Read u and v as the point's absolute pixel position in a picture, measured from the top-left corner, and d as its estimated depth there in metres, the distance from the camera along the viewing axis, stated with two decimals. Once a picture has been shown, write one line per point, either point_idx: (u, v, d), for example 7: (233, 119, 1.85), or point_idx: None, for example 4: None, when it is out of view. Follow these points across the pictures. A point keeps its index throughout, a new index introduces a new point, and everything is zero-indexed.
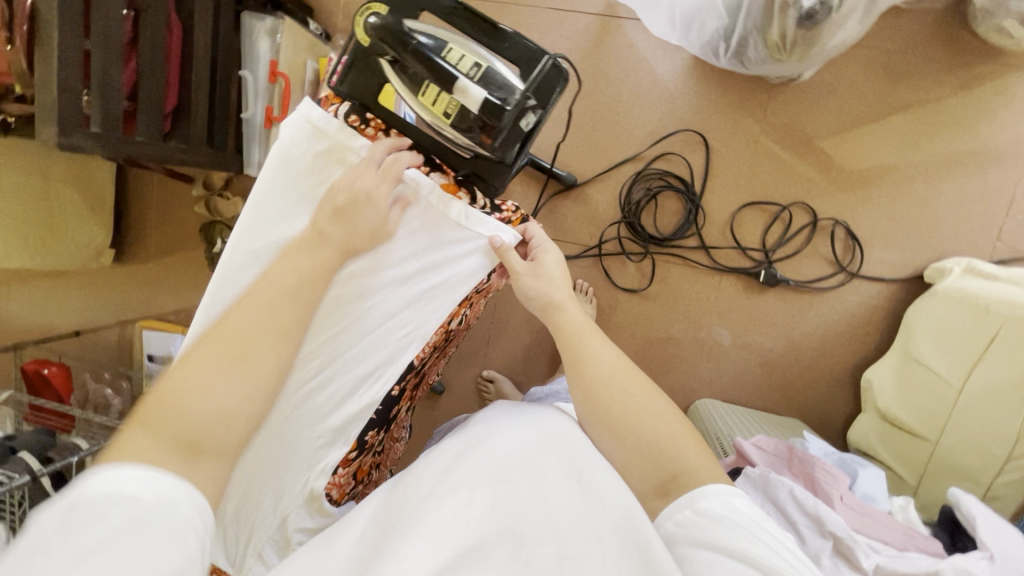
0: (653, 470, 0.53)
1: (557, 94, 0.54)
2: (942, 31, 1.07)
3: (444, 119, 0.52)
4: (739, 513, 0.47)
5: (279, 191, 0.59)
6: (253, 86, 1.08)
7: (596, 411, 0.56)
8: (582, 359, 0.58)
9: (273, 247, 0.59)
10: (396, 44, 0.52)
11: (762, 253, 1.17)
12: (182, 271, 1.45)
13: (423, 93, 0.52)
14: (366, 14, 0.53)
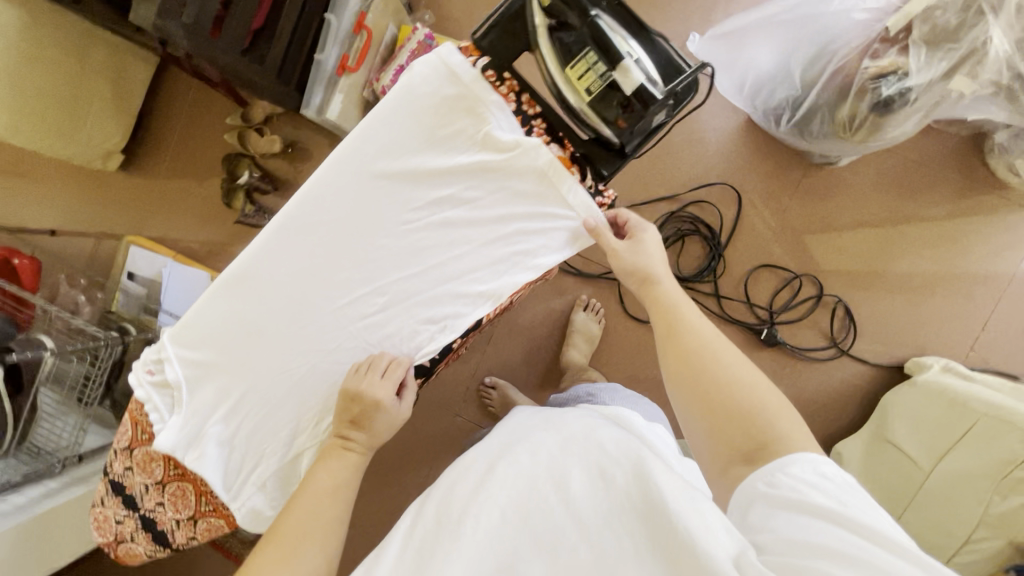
0: (739, 436, 0.52)
1: (688, 102, 0.58)
2: (961, 155, 1.20)
3: (583, 96, 0.56)
4: (831, 479, 0.46)
5: (396, 121, 0.59)
6: (335, 30, 1.07)
7: (687, 375, 0.56)
8: (678, 325, 0.59)
9: (376, 176, 0.60)
10: (563, 13, 0.55)
11: (767, 312, 1.24)
12: (192, 196, 1.40)
13: (573, 66, 0.55)
14: None
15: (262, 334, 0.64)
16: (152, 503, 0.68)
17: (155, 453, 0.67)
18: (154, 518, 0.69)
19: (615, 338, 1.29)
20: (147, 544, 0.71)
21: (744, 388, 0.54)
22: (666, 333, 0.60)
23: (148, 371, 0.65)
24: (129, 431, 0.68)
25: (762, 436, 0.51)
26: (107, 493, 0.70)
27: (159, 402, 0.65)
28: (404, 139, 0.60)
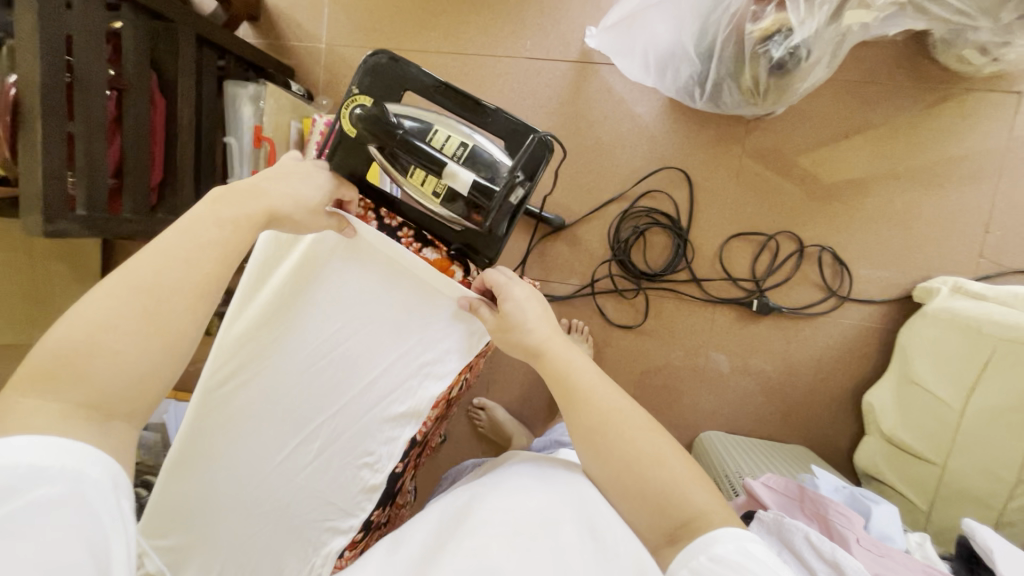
0: (660, 513, 0.53)
1: (544, 167, 0.55)
2: (905, 60, 1.10)
3: (434, 199, 0.54)
4: (751, 558, 0.46)
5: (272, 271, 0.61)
6: (238, 150, 1.10)
7: (598, 454, 0.55)
8: (583, 403, 0.56)
9: (271, 329, 0.62)
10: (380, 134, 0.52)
11: (753, 282, 1.18)
12: None
13: (412, 175, 0.53)
14: (352, 105, 0.57)
15: (207, 520, 0.62)
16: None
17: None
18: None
19: (609, 352, 1.25)
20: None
21: (653, 458, 0.54)
22: (569, 417, 0.57)
23: None
24: None
25: (677, 511, 0.52)
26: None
27: None
28: (284, 291, 0.62)
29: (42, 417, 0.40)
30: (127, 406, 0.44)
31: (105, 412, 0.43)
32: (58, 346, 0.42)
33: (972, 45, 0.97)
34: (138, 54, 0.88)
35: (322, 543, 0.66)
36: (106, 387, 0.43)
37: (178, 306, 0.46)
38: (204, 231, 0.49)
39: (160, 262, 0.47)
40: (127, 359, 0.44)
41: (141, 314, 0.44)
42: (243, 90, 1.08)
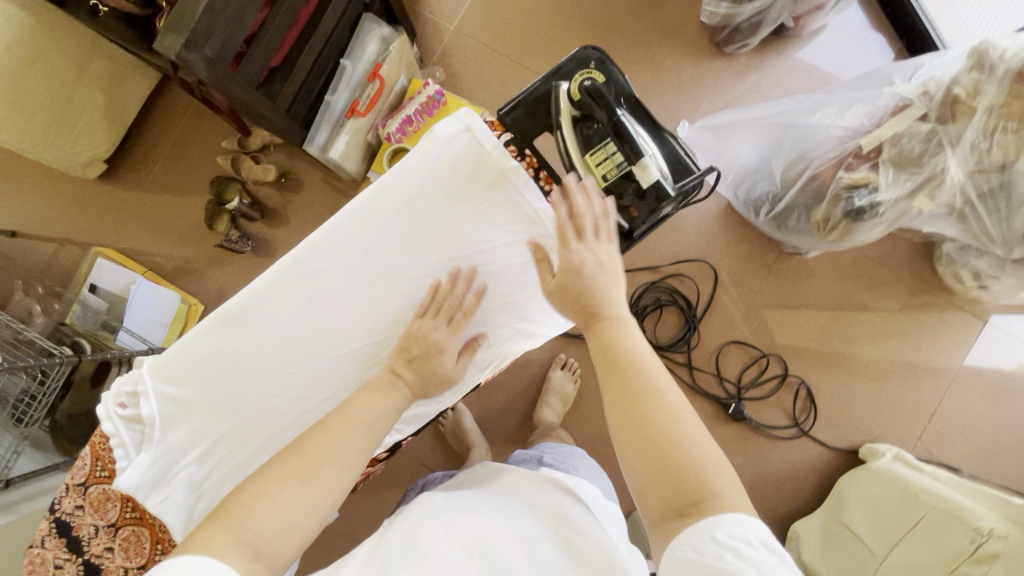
0: (671, 489, 0.48)
1: (691, 198, 0.66)
2: (912, 259, 1.31)
3: (600, 180, 0.63)
4: (740, 549, 0.43)
5: (421, 180, 0.67)
6: (349, 75, 1.12)
7: (621, 420, 0.52)
8: (628, 367, 0.54)
9: (392, 231, 0.67)
10: (589, 108, 0.63)
11: (735, 387, 1.29)
12: (175, 214, 1.37)
13: (592, 154, 0.63)
14: (583, 77, 0.63)
15: (246, 372, 0.67)
16: (96, 551, 0.64)
17: (112, 492, 0.65)
18: (99, 565, 0.64)
19: (590, 400, 1.30)
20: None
21: (681, 433, 0.50)
22: (609, 377, 0.54)
23: (120, 403, 0.65)
24: (88, 466, 0.66)
25: (692, 488, 0.48)
26: (50, 535, 0.65)
27: (127, 436, 0.65)
28: (423, 201, 0.67)
29: (213, 543, 0.44)
30: (276, 548, 0.47)
31: (255, 547, 0.46)
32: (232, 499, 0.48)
33: (970, 268, 1.17)
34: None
35: None
36: (265, 533, 0.47)
37: (330, 469, 0.51)
38: (348, 430, 0.55)
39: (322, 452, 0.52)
40: (280, 505, 0.48)
41: (301, 473, 0.50)
42: (377, 28, 1.13)
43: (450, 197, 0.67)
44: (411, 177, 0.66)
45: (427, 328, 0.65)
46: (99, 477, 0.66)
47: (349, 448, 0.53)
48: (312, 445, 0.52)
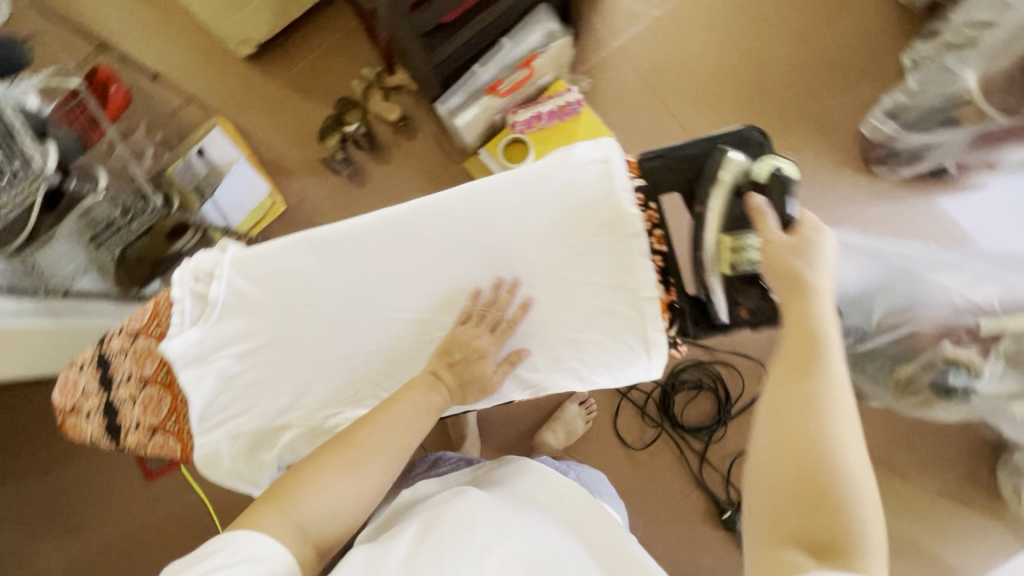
0: (812, 527, 0.45)
1: None
2: (976, 453, 1.21)
3: (723, 265, 0.59)
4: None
5: (534, 187, 0.62)
6: (503, 54, 1.13)
7: (789, 419, 0.49)
8: (817, 373, 0.50)
9: (488, 224, 0.63)
10: (763, 193, 0.57)
11: (738, 497, 1.23)
12: (296, 116, 1.43)
13: (731, 236, 0.58)
14: (780, 163, 0.58)
15: (300, 300, 0.64)
16: (119, 396, 0.66)
17: (155, 350, 0.66)
18: (116, 408, 0.66)
19: (592, 446, 1.28)
20: (97, 429, 0.66)
21: (844, 471, 0.46)
22: (793, 372, 0.50)
23: (194, 277, 0.66)
24: (145, 318, 0.67)
25: (834, 532, 0.44)
26: (89, 363, 0.68)
27: (187, 309, 0.65)
28: (531, 205, 0.62)
29: (272, 530, 0.48)
30: (328, 535, 0.50)
31: (308, 534, 0.49)
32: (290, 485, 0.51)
33: None
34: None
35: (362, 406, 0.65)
36: (315, 523, 0.50)
37: (376, 459, 0.54)
38: (399, 414, 0.57)
39: (359, 453, 0.53)
40: (332, 490, 0.51)
41: (349, 460, 0.53)
42: (545, 21, 1.14)
43: (562, 219, 0.62)
44: (533, 183, 0.62)
45: (469, 333, 0.62)
46: (149, 330, 0.67)
47: (379, 451, 0.54)
48: (360, 436, 0.55)
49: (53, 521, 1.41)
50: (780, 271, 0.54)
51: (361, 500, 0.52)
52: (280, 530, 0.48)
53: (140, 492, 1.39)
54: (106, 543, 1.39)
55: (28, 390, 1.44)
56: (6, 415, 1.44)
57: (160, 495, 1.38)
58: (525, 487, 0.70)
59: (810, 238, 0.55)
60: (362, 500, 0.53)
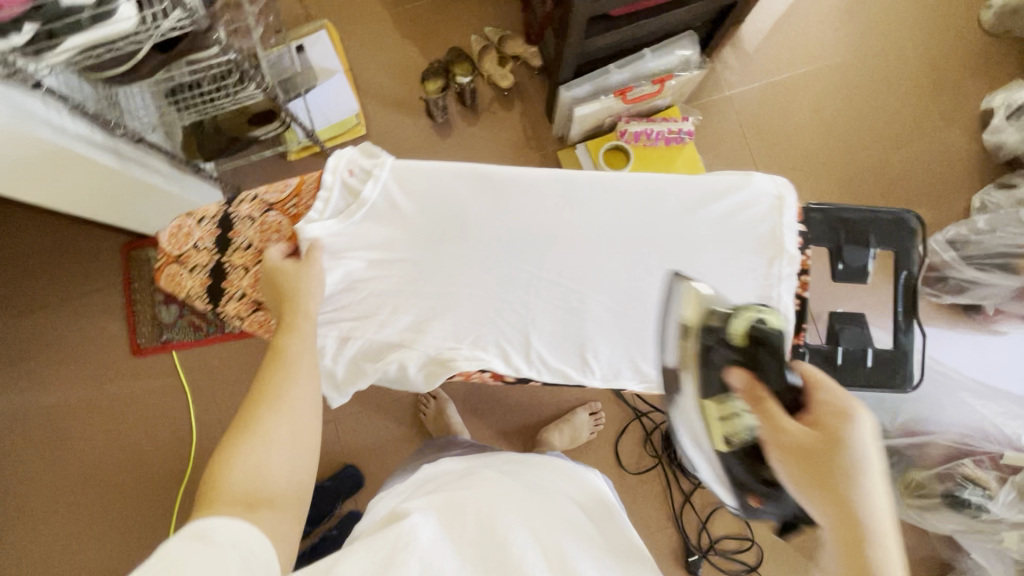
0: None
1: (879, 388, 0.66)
2: None
3: (722, 439, 0.49)
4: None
5: (706, 200, 0.64)
6: (642, 64, 1.16)
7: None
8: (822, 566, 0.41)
9: (652, 217, 0.64)
10: (765, 353, 0.51)
11: (708, 544, 1.27)
12: (404, 49, 1.41)
13: (718, 403, 0.50)
14: (758, 315, 0.52)
15: (451, 227, 0.64)
16: (232, 262, 0.63)
17: (285, 228, 0.64)
18: (225, 273, 0.64)
19: (589, 457, 1.30)
20: (198, 286, 0.64)
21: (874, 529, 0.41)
22: (847, 540, 0.40)
23: (350, 169, 0.64)
24: (284, 193, 0.64)
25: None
26: (210, 218, 0.64)
27: (333, 198, 0.64)
28: (698, 213, 0.64)
29: (225, 509, 0.45)
30: (270, 500, 0.48)
31: (250, 506, 0.46)
32: (213, 479, 0.48)
33: None
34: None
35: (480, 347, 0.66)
36: (250, 491, 0.48)
37: (273, 423, 0.52)
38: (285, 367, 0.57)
39: (267, 422, 0.52)
40: (244, 465, 0.49)
41: (263, 423, 0.52)
42: (689, 46, 1.17)
43: (725, 237, 0.64)
44: (707, 195, 0.64)
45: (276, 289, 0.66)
46: (285, 207, 0.64)
47: (280, 394, 0.55)
48: (264, 396, 0.55)
49: (15, 368, 1.31)
50: (806, 450, 0.44)
51: (287, 454, 0.52)
52: (228, 510, 0.45)
53: (120, 366, 1.31)
54: (65, 407, 1.30)
55: (32, 226, 1.35)
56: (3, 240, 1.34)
57: (140, 375, 1.31)
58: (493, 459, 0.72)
59: (839, 421, 0.45)
60: (296, 451, 0.53)
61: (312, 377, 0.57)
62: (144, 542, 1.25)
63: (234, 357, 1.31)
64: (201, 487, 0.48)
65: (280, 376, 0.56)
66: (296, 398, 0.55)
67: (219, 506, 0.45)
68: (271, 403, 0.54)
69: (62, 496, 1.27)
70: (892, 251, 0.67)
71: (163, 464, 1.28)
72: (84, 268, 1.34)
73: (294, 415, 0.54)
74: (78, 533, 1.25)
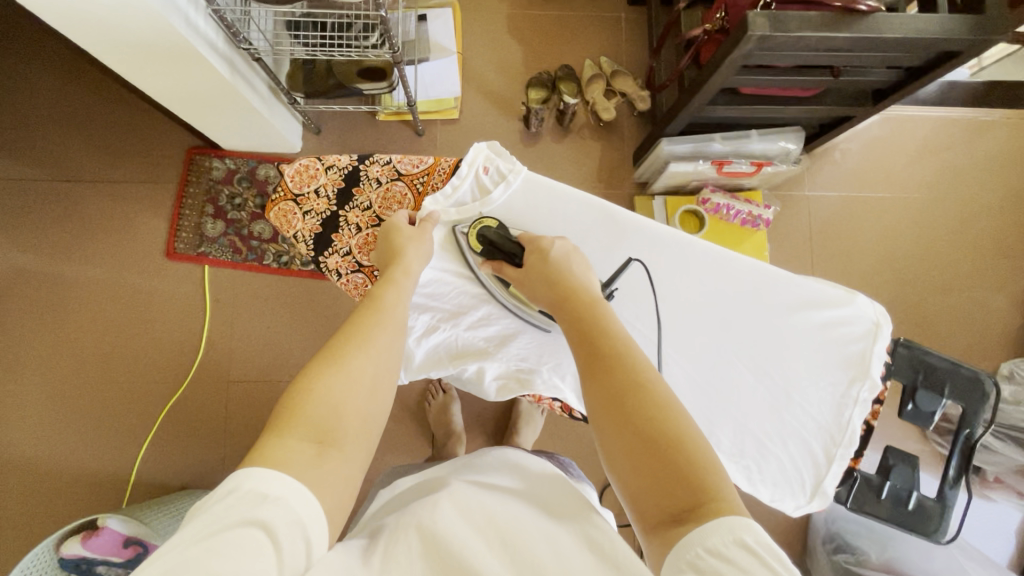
0: (672, 484, 0.43)
1: (905, 529, 0.71)
2: None
3: (530, 306, 0.63)
4: (757, 554, 0.37)
5: (808, 300, 0.65)
6: (746, 144, 1.18)
7: (618, 422, 0.46)
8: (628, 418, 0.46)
9: (752, 305, 0.66)
10: (495, 254, 0.61)
11: None
12: (516, 51, 1.42)
13: (511, 288, 0.63)
14: (479, 224, 0.62)
15: None
16: (347, 218, 0.67)
17: (407, 203, 0.67)
18: (337, 226, 0.67)
19: None
20: (307, 231, 0.67)
21: (658, 409, 0.46)
22: (621, 420, 0.46)
23: (485, 167, 0.66)
24: (416, 169, 0.67)
25: (704, 489, 0.42)
26: (338, 169, 0.67)
27: (461, 188, 0.65)
28: (798, 311, 0.65)
29: (290, 458, 0.43)
30: (332, 438, 0.46)
31: (317, 444, 0.45)
32: (290, 406, 0.47)
33: None
34: (881, 75, 0.98)
35: (555, 375, 0.67)
36: (320, 424, 0.46)
37: (359, 365, 0.50)
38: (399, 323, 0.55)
39: (370, 361, 0.51)
40: (317, 395, 0.47)
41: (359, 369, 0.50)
42: (793, 140, 1.19)
43: (816, 346, 0.65)
44: (811, 300, 0.65)
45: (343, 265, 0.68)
46: (412, 181, 0.67)
47: (381, 337, 0.53)
48: (347, 333, 0.53)
49: (50, 232, 1.30)
50: (550, 282, 0.56)
51: (363, 402, 0.49)
52: (298, 450, 0.44)
53: (150, 263, 1.30)
54: (86, 286, 1.28)
55: (112, 100, 1.34)
56: (76, 107, 1.33)
57: (165, 278, 1.29)
58: (498, 454, 0.70)
59: (565, 257, 0.58)
60: (377, 402, 0.51)
61: (401, 325, 0.55)
62: (120, 441, 1.23)
63: (263, 290, 1.30)
64: (279, 408, 0.47)
65: (370, 310, 0.54)
66: (382, 346, 0.53)
67: (287, 444, 0.44)
68: (360, 342, 0.52)
69: (52, 370, 1.25)
70: (962, 408, 0.70)
71: (159, 371, 1.26)
72: (147, 157, 1.33)
73: (378, 360, 0.52)
74: (59, 412, 1.23)
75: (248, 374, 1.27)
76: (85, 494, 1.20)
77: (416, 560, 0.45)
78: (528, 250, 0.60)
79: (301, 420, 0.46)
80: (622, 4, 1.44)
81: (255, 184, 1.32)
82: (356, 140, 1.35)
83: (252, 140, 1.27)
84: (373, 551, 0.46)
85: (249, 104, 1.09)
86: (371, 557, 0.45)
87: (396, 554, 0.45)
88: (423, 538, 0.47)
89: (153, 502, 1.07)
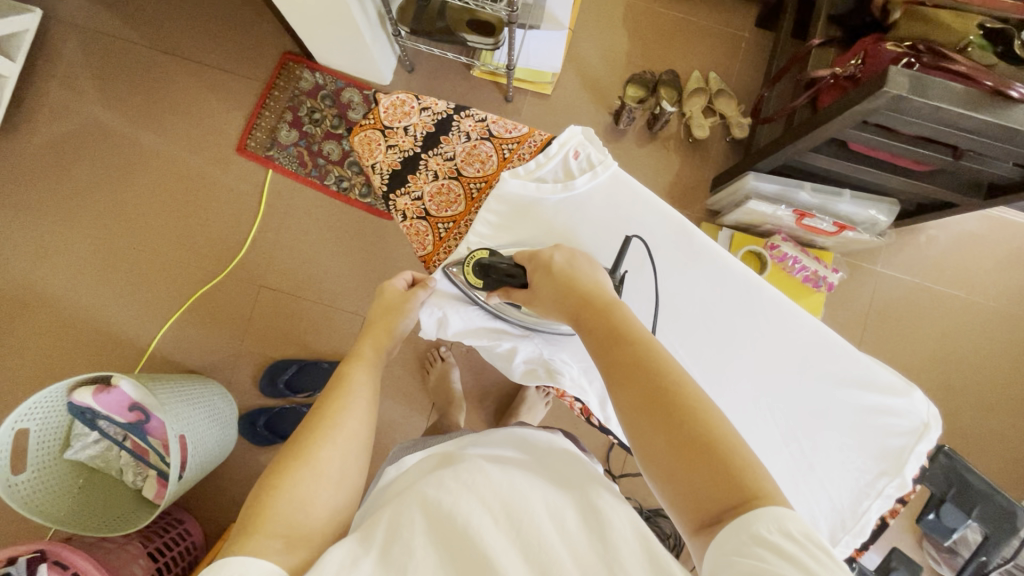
0: (711, 487, 0.42)
1: None
2: None
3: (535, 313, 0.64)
4: (799, 541, 0.37)
5: (861, 378, 0.62)
6: (835, 201, 1.12)
7: (652, 424, 0.45)
8: (666, 420, 0.45)
9: (800, 364, 0.63)
10: (497, 282, 0.61)
11: None
12: (628, 43, 1.37)
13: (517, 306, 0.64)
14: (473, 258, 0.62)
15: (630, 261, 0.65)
16: (428, 162, 0.67)
17: (489, 165, 0.67)
18: (416, 169, 0.67)
19: None
20: (386, 165, 0.68)
21: (691, 410, 0.45)
22: (661, 424, 0.45)
23: (575, 151, 0.65)
24: (510, 133, 0.67)
25: (744, 487, 0.41)
26: (431, 112, 0.68)
27: (547, 166, 0.65)
28: (848, 383, 0.62)
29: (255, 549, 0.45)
30: (296, 532, 0.48)
31: (283, 538, 0.47)
32: (261, 504, 0.49)
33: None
34: (1003, 170, 0.91)
35: (585, 373, 0.67)
36: (286, 520, 0.48)
37: (321, 455, 0.53)
38: (361, 414, 0.59)
39: (328, 443, 0.55)
40: (284, 493, 0.50)
41: (319, 455, 0.53)
42: (885, 210, 1.13)
43: (853, 425, 0.63)
44: (863, 381, 0.62)
45: (417, 234, 0.67)
46: (500, 144, 0.67)
47: (342, 412, 0.58)
48: (308, 426, 0.56)
49: (137, 96, 1.33)
50: (561, 293, 0.55)
51: (324, 484, 0.52)
52: (265, 543, 0.46)
53: (218, 152, 1.32)
54: (154, 156, 1.32)
55: None
56: None
57: (228, 171, 1.32)
58: (510, 430, 0.71)
59: (568, 263, 0.58)
60: (342, 489, 0.53)
61: (366, 410, 0.60)
62: (148, 312, 1.28)
63: (316, 208, 1.31)
64: (248, 510, 0.49)
65: (338, 396, 0.59)
66: (348, 428, 0.57)
67: (256, 539, 0.46)
68: (328, 432, 0.56)
69: (106, 226, 1.30)
70: (986, 534, 0.67)
71: (200, 256, 1.30)
72: (244, 49, 1.34)
73: (344, 452, 0.55)
74: (100, 266, 1.29)
75: (280, 283, 1.30)
76: (104, 351, 1.26)
77: (421, 537, 0.46)
78: (531, 269, 0.59)
79: (271, 519, 0.48)
80: (749, 23, 1.38)
81: (337, 104, 1.33)
82: (444, 88, 1.34)
83: (346, 62, 1.27)
84: (377, 529, 0.48)
85: (356, 24, 1.08)
86: (375, 536, 0.47)
87: (400, 529, 0.47)
88: (426, 511, 0.48)
89: (164, 377, 1.12)
